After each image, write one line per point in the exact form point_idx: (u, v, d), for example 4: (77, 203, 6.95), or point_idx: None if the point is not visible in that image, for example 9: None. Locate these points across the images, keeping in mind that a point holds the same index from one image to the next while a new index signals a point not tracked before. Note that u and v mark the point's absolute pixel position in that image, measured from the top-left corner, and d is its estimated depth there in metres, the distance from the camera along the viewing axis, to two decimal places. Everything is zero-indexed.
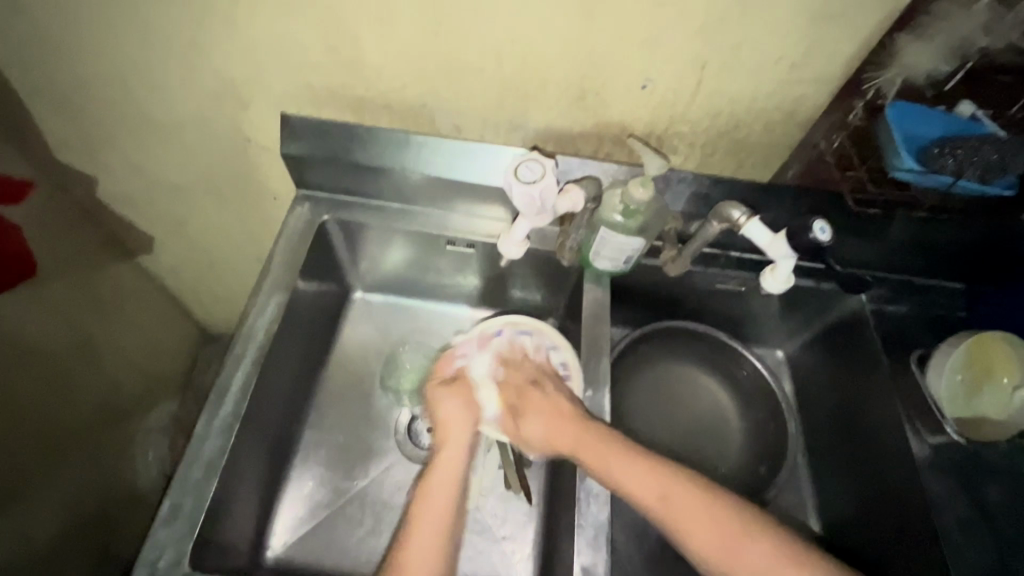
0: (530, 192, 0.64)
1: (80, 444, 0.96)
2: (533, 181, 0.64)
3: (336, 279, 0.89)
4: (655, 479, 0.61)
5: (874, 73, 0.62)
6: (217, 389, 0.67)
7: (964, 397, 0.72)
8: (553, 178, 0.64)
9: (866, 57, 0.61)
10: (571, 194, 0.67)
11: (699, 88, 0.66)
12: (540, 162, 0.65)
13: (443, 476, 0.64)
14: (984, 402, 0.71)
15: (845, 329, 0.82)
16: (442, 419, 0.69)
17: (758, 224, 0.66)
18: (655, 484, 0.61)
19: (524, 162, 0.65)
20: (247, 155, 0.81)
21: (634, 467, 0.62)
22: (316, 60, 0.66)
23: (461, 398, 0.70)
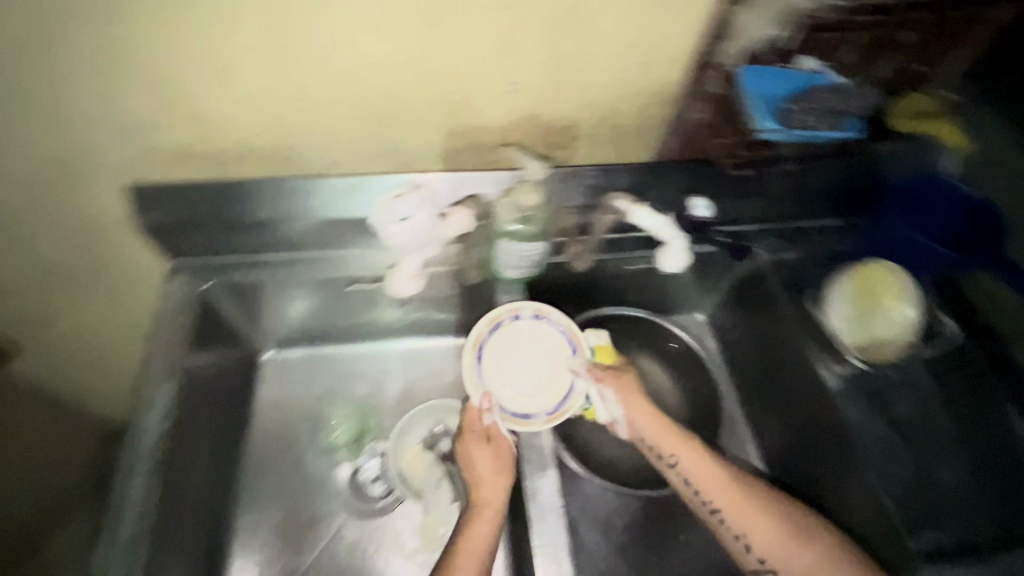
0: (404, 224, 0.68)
1: None
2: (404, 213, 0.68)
3: (240, 344, 0.83)
4: (729, 482, 0.66)
5: (715, 46, 0.66)
6: None
7: (858, 348, 0.76)
8: (428, 208, 0.69)
9: (710, 30, 0.65)
10: (456, 217, 0.69)
11: (564, 84, 0.67)
12: (411, 193, 0.68)
13: (477, 537, 0.62)
14: (875, 347, 0.76)
15: (749, 286, 0.84)
16: (477, 474, 0.66)
17: (644, 209, 0.74)
18: (717, 480, 0.66)
19: (396, 197, 0.68)
20: (105, 234, 0.73)
21: (694, 466, 0.67)
22: None
23: (495, 450, 0.68)
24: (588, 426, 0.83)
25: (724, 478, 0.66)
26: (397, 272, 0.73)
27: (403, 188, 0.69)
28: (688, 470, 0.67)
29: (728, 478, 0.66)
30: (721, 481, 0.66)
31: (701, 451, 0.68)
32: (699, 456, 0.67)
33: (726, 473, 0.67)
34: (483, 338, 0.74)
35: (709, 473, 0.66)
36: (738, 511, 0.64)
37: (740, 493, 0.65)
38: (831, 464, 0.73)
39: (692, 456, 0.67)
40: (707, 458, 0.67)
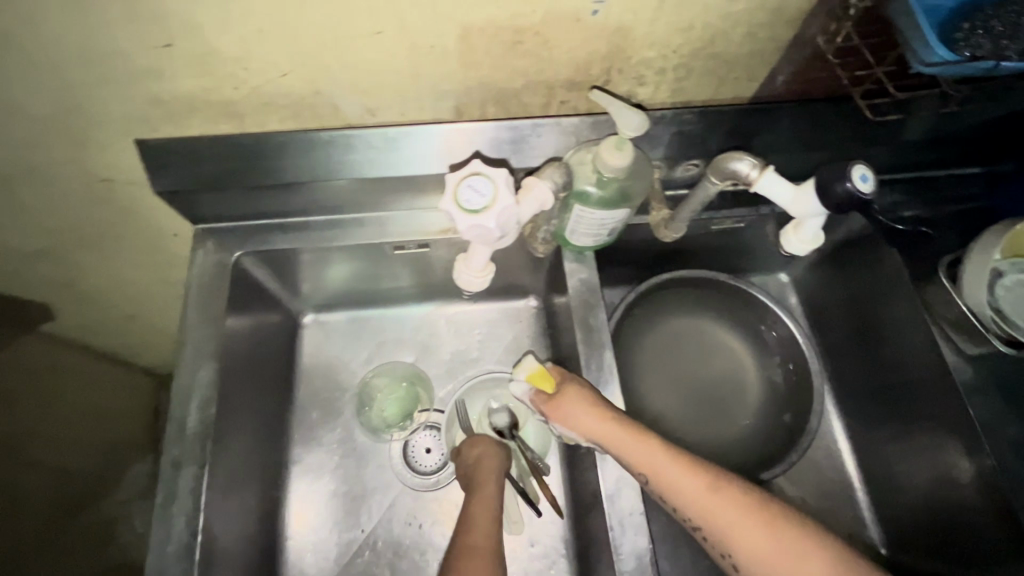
0: (480, 222, 0.50)
1: (43, 551, 0.85)
2: (481, 206, 0.50)
3: (276, 311, 0.76)
4: (708, 496, 0.51)
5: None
6: (161, 504, 0.54)
7: None
8: (508, 197, 0.50)
9: None
10: (529, 199, 0.53)
11: (663, 0, 0.51)
12: (484, 177, 0.50)
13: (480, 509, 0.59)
14: None
15: (858, 247, 0.72)
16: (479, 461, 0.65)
17: (771, 175, 0.58)
18: (699, 496, 0.51)
19: (466, 180, 0.50)
20: (111, 198, 0.64)
21: (680, 474, 0.52)
22: (152, 65, 0.48)
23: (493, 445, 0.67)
24: (659, 401, 0.76)
25: (704, 493, 0.51)
26: (464, 263, 0.61)
27: (470, 166, 0.51)
28: (670, 495, 0.52)
29: (704, 491, 0.51)
30: (764, 562, 0.48)
31: (672, 455, 0.53)
32: (689, 483, 0.51)
33: (770, 535, 0.49)
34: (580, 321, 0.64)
35: (746, 533, 0.49)
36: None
37: (717, 498, 0.51)
38: (938, 459, 0.64)
39: (643, 455, 0.54)
40: (689, 470, 0.52)
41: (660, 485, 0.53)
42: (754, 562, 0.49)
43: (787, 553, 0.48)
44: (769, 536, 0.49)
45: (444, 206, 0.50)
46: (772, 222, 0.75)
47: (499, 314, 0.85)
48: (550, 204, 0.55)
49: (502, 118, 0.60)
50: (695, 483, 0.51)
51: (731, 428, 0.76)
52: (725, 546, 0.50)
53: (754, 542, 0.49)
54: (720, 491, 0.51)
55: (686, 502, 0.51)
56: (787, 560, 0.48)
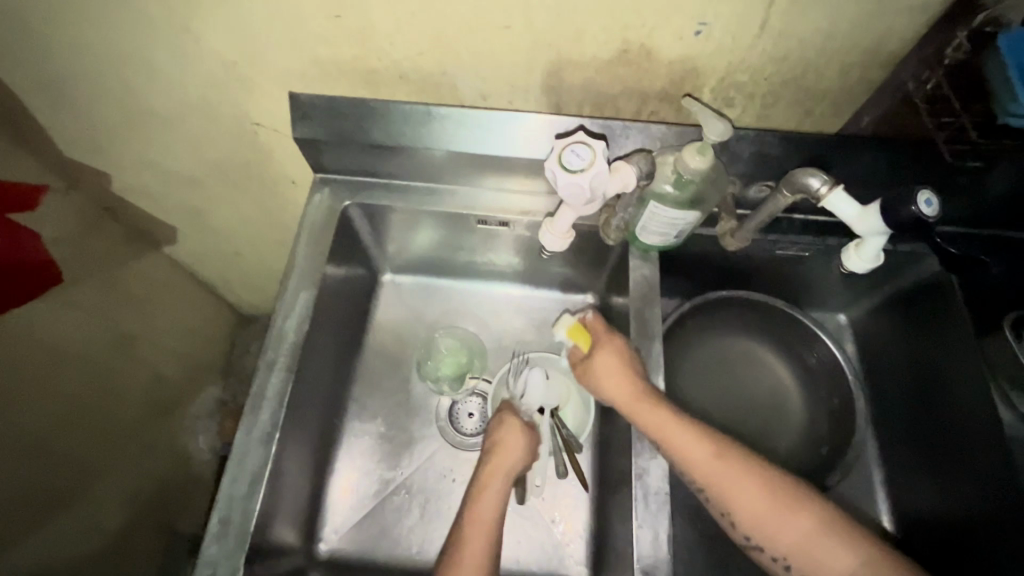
0: (580, 181, 0.56)
1: (132, 437, 0.97)
2: (583, 168, 0.56)
3: (363, 263, 0.85)
4: (714, 460, 0.57)
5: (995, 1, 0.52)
6: (253, 396, 0.63)
7: None
8: (605, 163, 0.56)
9: None
10: (621, 172, 0.59)
11: (764, 30, 0.56)
12: (588, 146, 0.57)
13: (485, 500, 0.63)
14: None
15: (920, 294, 0.73)
16: (497, 443, 0.68)
17: (841, 194, 0.59)
18: (707, 460, 0.57)
19: (571, 147, 0.57)
20: (256, 141, 0.76)
21: (680, 434, 0.58)
22: (321, 30, 0.58)
23: (519, 431, 0.70)
24: (698, 409, 0.79)
25: (711, 457, 0.57)
26: (552, 225, 0.68)
27: (575, 137, 0.58)
28: (681, 460, 0.58)
29: (711, 457, 0.57)
30: (759, 520, 0.55)
31: (683, 423, 0.59)
32: (698, 448, 0.58)
33: (766, 497, 0.55)
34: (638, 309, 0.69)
35: (745, 493, 0.56)
36: (809, 555, 0.53)
37: (721, 462, 0.57)
38: (977, 511, 0.64)
39: (658, 419, 0.60)
40: (698, 437, 0.59)
41: (671, 449, 0.59)
42: (752, 518, 0.55)
43: (781, 515, 0.54)
44: (766, 497, 0.55)
45: (548, 166, 0.57)
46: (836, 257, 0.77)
47: (556, 304, 0.90)
48: (632, 188, 0.61)
49: (596, 118, 0.67)
50: (703, 448, 0.58)
51: (765, 449, 0.77)
52: (724, 503, 0.56)
53: (752, 500, 0.55)
54: (723, 455, 0.57)
55: (694, 465, 0.58)
56: (777, 516, 0.54)
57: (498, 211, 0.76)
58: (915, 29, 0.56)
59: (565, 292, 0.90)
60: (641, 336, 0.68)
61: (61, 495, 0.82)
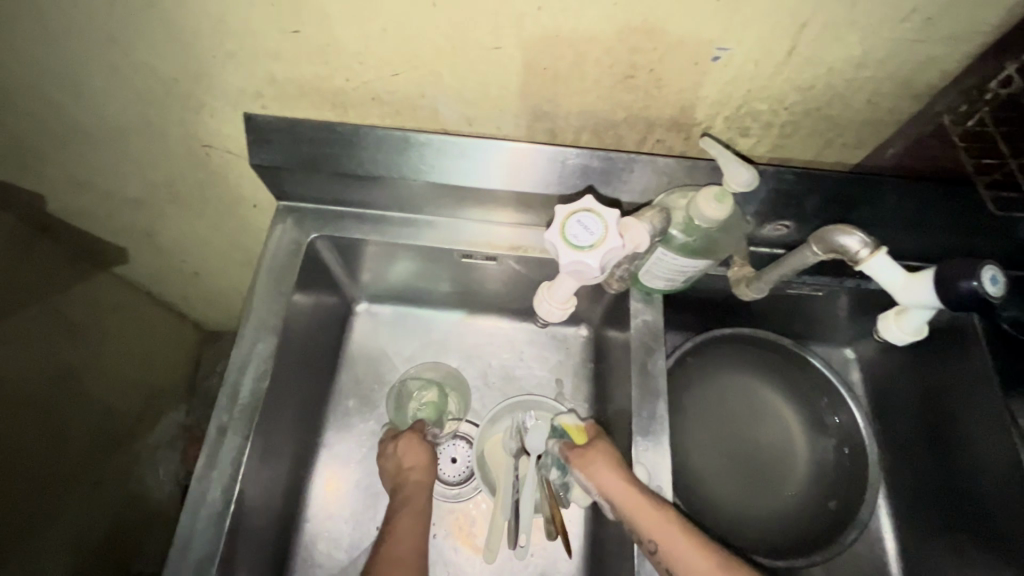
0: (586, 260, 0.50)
1: (78, 480, 0.88)
2: (590, 246, 0.49)
3: (334, 293, 0.77)
4: (718, 569, 0.50)
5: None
6: (203, 465, 0.55)
7: None
8: (617, 238, 0.49)
9: None
10: (632, 233, 0.51)
11: (789, 57, 0.49)
12: (595, 215, 0.50)
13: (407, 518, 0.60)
14: None
15: (939, 341, 0.68)
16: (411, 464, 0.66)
17: (884, 258, 0.52)
18: (712, 574, 0.50)
19: (575, 217, 0.50)
20: (208, 162, 0.67)
21: (680, 539, 0.52)
22: (278, 47, 0.50)
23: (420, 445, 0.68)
24: (699, 458, 0.73)
25: (716, 571, 0.50)
26: (551, 290, 0.61)
27: (578, 202, 0.51)
28: (645, 536, 0.53)
29: (680, 535, 0.52)
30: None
31: (649, 497, 0.54)
32: (664, 526, 0.53)
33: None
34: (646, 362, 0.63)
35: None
36: None
37: (689, 544, 0.51)
38: None
39: (620, 487, 0.56)
40: (695, 543, 0.51)
41: (635, 523, 0.54)
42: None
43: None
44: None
45: (550, 236, 0.50)
46: (848, 295, 0.72)
47: (547, 338, 0.83)
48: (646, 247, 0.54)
49: (594, 146, 0.60)
50: (669, 525, 0.52)
51: (771, 500, 0.72)
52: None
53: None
54: (691, 535, 0.52)
55: (659, 544, 0.52)
56: None
57: (503, 245, 0.68)
58: (955, 61, 0.50)
59: (556, 324, 0.83)
60: (646, 392, 0.62)
61: None
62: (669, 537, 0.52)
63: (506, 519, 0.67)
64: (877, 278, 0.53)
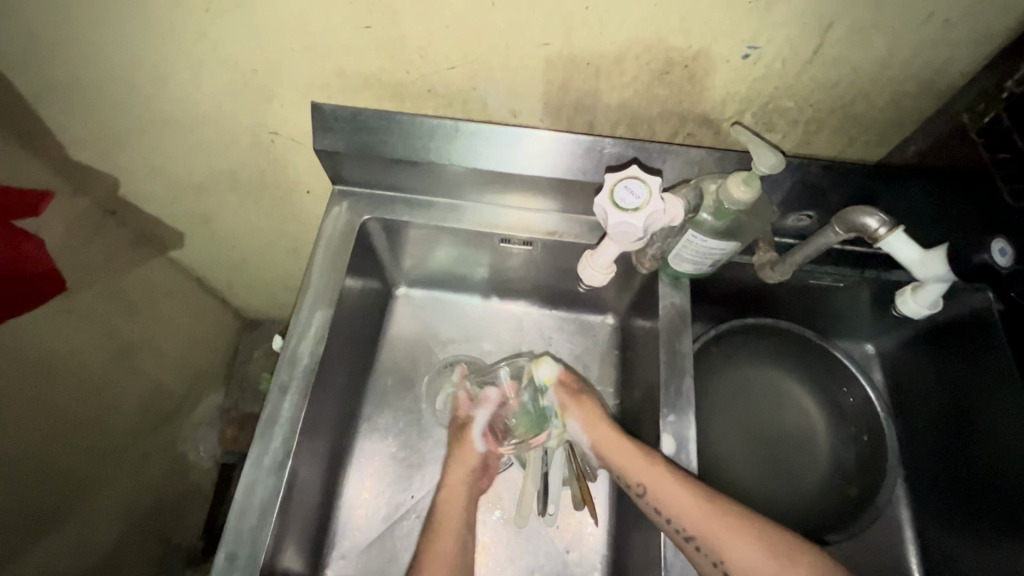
0: (631, 221, 0.54)
1: (133, 448, 0.94)
2: (636, 209, 0.54)
3: (378, 276, 0.82)
4: (698, 504, 0.56)
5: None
6: (265, 421, 0.61)
7: None
8: (659, 201, 0.54)
9: None
10: (671, 205, 0.56)
11: (816, 55, 0.53)
12: (643, 182, 0.55)
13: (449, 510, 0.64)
14: None
15: (959, 333, 0.70)
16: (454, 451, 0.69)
17: (902, 236, 0.56)
18: (694, 508, 0.56)
19: (623, 183, 0.55)
20: (272, 150, 0.73)
21: (664, 480, 0.58)
22: (349, 42, 0.56)
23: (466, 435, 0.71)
24: (721, 441, 0.76)
25: (699, 505, 0.56)
26: (592, 259, 0.65)
27: (626, 171, 0.56)
28: (668, 508, 0.57)
29: (699, 502, 0.56)
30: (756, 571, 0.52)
31: (667, 472, 0.58)
32: (686, 496, 0.56)
33: (761, 547, 0.53)
34: (674, 341, 0.67)
35: (736, 543, 0.54)
36: None
37: (708, 512, 0.55)
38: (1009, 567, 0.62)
39: (637, 467, 0.60)
40: (679, 483, 0.57)
41: (656, 498, 0.58)
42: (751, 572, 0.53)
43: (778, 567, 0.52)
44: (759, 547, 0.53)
45: (599, 201, 0.55)
46: (870, 288, 0.75)
47: (575, 325, 0.87)
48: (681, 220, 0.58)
49: (629, 139, 0.64)
50: (688, 496, 0.56)
51: (791, 484, 0.75)
52: (721, 557, 0.54)
53: (747, 553, 0.53)
54: (710, 503, 0.56)
55: (680, 515, 0.56)
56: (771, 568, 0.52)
57: (542, 232, 0.73)
58: (974, 61, 0.53)
59: (584, 312, 0.87)
60: (672, 370, 0.65)
61: (59, 512, 0.78)
62: (654, 480, 0.58)
63: (536, 488, 0.72)
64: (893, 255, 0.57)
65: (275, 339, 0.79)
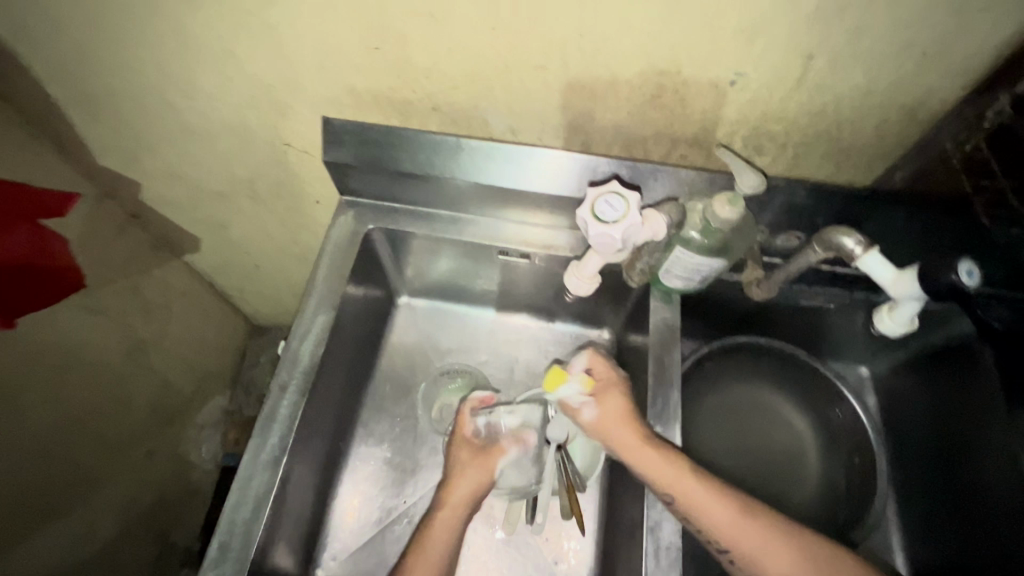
0: (610, 232, 0.57)
1: (139, 443, 0.96)
2: (615, 220, 0.57)
3: (381, 285, 0.85)
4: (733, 520, 0.56)
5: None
6: (264, 418, 0.63)
7: None
8: (638, 215, 0.57)
9: None
10: (652, 221, 0.60)
11: (800, 84, 0.56)
12: (622, 196, 0.58)
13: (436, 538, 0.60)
14: None
15: (950, 356, 0.70)
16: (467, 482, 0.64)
17: (876, 256, 0.59)
18: (728, 523, 0.56)
19: (603, 197, 0.58)
20: (286, 161, 0.77)
21: (703, 496, 0.57)
22: (360, 61, 0.59)
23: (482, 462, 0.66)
24: (712, 458, 0.76)
25: (732, 521, 0.56)
26: (578, 269, 0.69)
27: (607, 186, 0.59)
28: (700, 521, 0.57)
29: (736, 517, 0.56)
30: None
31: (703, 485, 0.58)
32: (720, 513, 0.56)
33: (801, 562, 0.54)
34: (663, 356, 0.68)
35: (773, 555, 0.55)
36: None
37: (746, 526, 0.56)
38: None
39: (669, 474, 0.58)
40: (717, 499, 0.57)
41: (687, 506, 0.57)
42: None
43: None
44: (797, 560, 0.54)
45: (581, 213, 0.59)
46: (862, 310, 0.75)
47: (571, 338, 0.89)
48: (662, 236, 0.61)
49: (624, 158, 0.67)
50: (726, 509, 0.56)
51: (780, 503, 0.75)
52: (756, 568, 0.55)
53: (782, 566, 0.54)
54: (750, 518, 0.56)
55: (716, 528, 0.56)
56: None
57: (539, 246, 0.76)
58: (953, 92, 0.56)
59: (580, 326, 0.89)
60: (661, 383, 0.67)
61: (66, 502, 0.80)
62: (691, 496, 0.57)
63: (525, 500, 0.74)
64: (867, 274, 0.61)
65: (279, 344, 0.68)
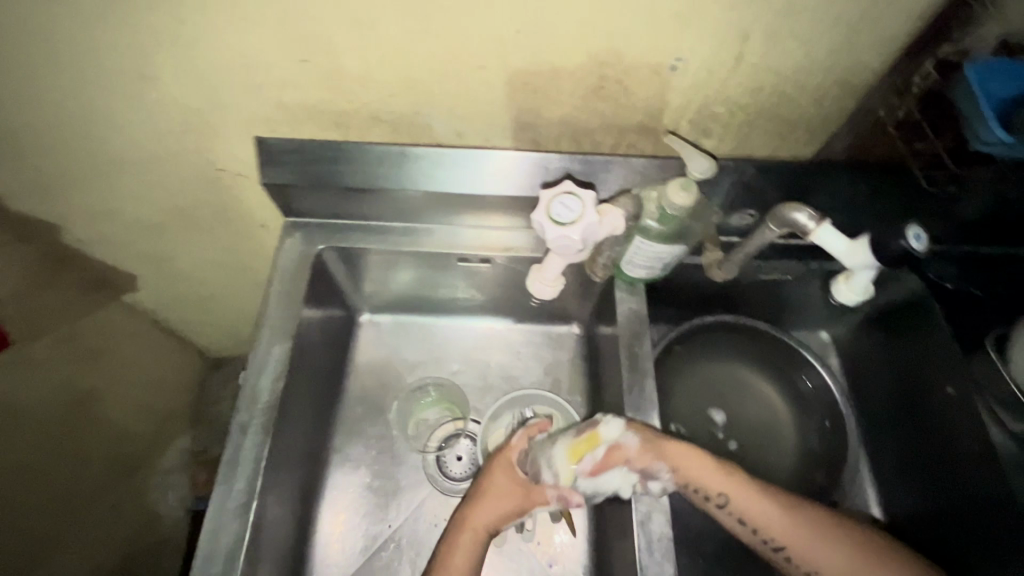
0: (568, 232, 0.56)
1: (98, 501, 0.90)
2: (573, 220, 0.56)
3: (340, 305, 0.82)
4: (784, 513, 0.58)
5: None
6: (228, 461, 0.59)
7: None
8: (593, 214, 0.57)
9: None
10: (609, 216, 0.59)
11: (738, 63, 0.56)
12: (576, 196, 0.57)
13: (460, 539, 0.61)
14: None
15: (903, 313, 0.73)
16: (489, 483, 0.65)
17: (829, 229, 0.61)
18: (779, 518, 0.58)
19: (559, 198, 0.57)
20: (222, 186, 0.72)
21: (749, 494, 0.59)
22: (286, 75, 0.56)
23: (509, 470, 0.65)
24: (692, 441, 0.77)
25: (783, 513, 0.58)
26: (540, 272, 0.68)
27: (561, 187, 0.58)
28: (751, 514, 0.58)
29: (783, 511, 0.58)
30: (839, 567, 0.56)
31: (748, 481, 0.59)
32: (768, 504, 0.58)
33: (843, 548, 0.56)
34: (637, 347, 0.68)
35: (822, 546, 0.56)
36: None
37: (793, 522, 0.57)
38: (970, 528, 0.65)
39: (724, 482, 0.59)
40: (761, 493, 0.59)
41: (741, 510, 0.59)
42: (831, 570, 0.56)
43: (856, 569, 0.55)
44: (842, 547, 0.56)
45: (536, 216, 0.57)
46: (818, 278, 0.78)
47: (542, 336, 0.88)
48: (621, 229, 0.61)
49: (574, 152, 0.66)
50: (773, 506, 0.58)
51: (761, 475, 0.76)
52: (805, 560, 0.57)
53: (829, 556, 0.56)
54: (795, 512, 0.58)
55: (768, 524, 0.58)
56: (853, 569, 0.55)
57: (501, 249, 0.74)
58: (881, 61, 0.57)
59: (550, 324, 0.88)
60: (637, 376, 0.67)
61: None
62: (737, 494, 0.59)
63: None
64: (825, 247, 0.61)
65: (237, 378, 0.64)
